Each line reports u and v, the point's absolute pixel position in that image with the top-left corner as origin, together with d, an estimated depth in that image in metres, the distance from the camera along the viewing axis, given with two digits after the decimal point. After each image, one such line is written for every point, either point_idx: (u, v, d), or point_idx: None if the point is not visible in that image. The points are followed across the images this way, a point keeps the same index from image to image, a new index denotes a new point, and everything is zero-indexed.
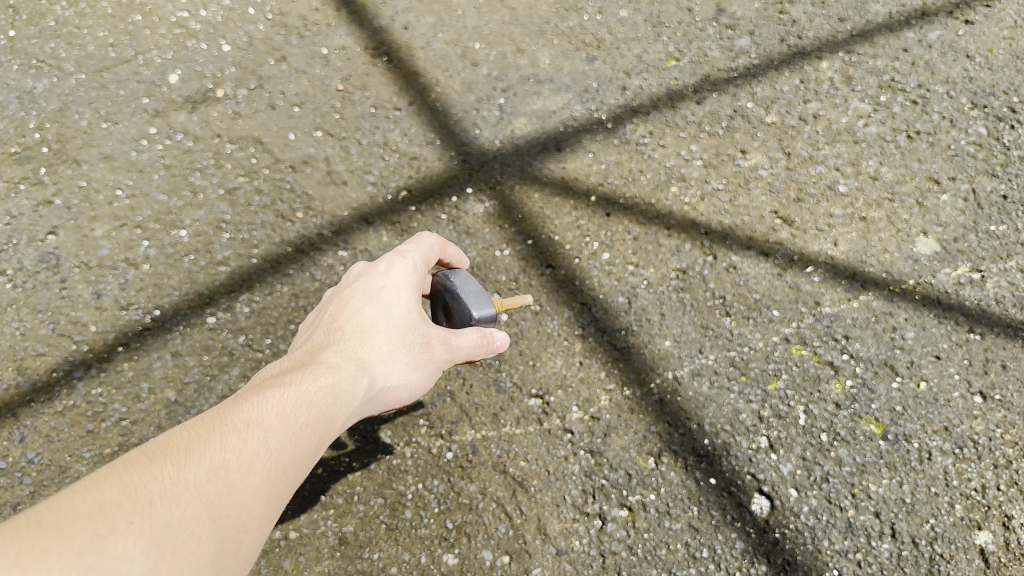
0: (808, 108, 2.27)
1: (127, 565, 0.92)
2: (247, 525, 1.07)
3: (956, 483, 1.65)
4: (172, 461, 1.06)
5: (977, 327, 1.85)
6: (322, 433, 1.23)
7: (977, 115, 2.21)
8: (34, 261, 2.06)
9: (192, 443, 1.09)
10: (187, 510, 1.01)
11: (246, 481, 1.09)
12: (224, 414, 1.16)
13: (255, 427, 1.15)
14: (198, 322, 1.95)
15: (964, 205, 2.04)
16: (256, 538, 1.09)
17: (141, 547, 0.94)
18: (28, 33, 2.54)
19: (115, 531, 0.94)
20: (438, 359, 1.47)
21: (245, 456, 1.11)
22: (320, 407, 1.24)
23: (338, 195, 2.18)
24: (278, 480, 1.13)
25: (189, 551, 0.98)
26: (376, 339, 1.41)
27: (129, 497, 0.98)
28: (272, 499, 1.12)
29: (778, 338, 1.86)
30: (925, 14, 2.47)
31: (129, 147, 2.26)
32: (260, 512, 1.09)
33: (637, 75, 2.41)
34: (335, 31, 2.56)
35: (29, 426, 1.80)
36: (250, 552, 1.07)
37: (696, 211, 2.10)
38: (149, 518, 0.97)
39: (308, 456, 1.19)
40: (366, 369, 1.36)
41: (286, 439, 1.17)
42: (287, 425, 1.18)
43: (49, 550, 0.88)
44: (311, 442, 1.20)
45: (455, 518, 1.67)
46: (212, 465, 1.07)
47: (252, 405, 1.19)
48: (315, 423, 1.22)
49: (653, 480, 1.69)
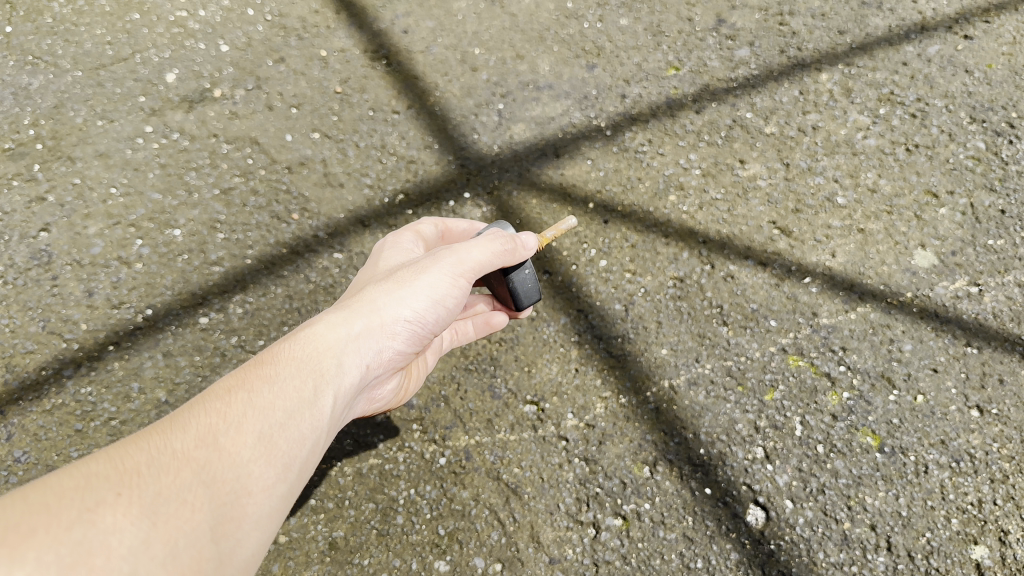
0: (807, 119, 2.28)
1: (117, 537, 0.97)
2: (246, 486, 1.12)
3: (952, 497, 1.64)
4: (160, 434, 1.12)
5: (974, 341, 1.84)
6: (314, 378, 1.28)
7: (976, 130, 2.21)
8: (26, 258, 2.03)
9: (178, 414, 1.16)
10: (176, 477, 1.06)
11: (236, 442, 1.15)
12: (212, 387, 1.23)
13: (240, 389, 1.22)
14: (191, 322, 1.93)
15: (962, 218, 2.04)
16: (260, 499, 1.14)
17: (131, 519, 1.00)
18: (25, 29, 2.52)
19: (103, 503, 0.99)
20: (430, 275, 1.47)
21: (231, 419, 1.17)
22: (304, 355, 1.30)
23: (335, 197, 2.17)
24: (272, 435, 1.18)
25: (183, 516, 1.04)
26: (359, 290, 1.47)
27: (117, 471, 1.04)
28: (269, 457, 1.17)
29: (775, 348, 1.86)
30: (924, 28, 2.47)
31: (124, 146, 2.24)
32: (256, 471, 1.15)
33: (636, 83, 2.41)
34: (335, 33, 2.55)
35: (16, 424, 1.78)
36: (254, 515, 1.13)
37: (694, 220, 2.09)
38: (137, 488, 1.03)
39: (302, 405, 1.24)
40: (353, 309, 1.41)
41: (272, 393, 1.23)
42: (272, 381, 1.24)
43: (37, 528, 0.93)
44: (303, 387, 1.26)
45: (447, 525, 1.65)
46: (198, 432, 1.13)
47: (238, 373, 1.26)
48: (302, 371, 1.28)
49: (648, 490, 1.68)
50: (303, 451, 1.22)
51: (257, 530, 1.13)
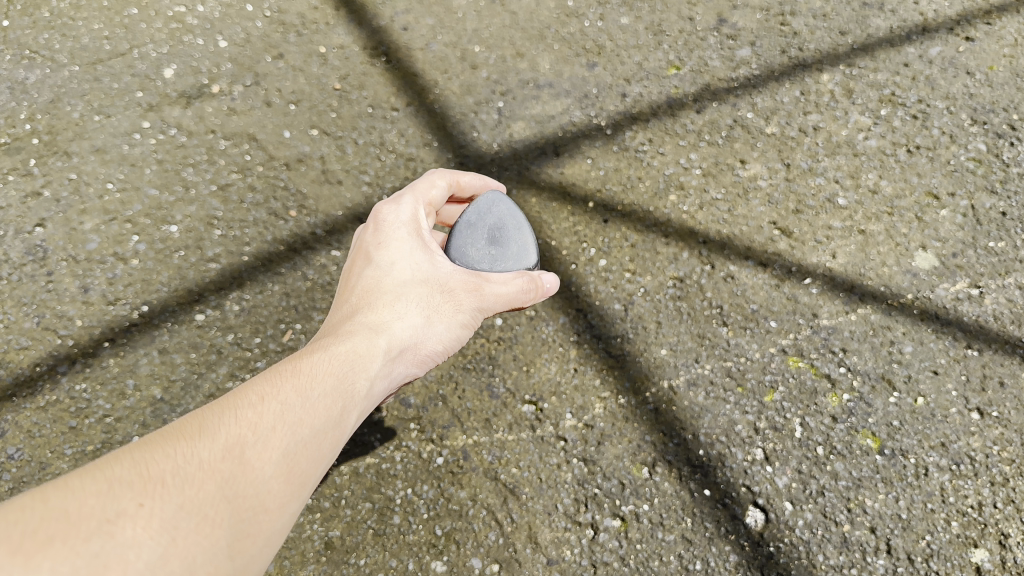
0: (808, 119, 2.27)
1: (135, 551, 0.93)
2: (265, 503, 1.07)
3: (952, 500, 1.63)
4: (186, 441, 1.07)
5: (975, 343, 1.84)
6: (345, 398, 1.25)
7: (977, 132, 2.20)
8: (21, 253, 2.02)
9: (206, 420, 1.11)
10: (199, 489, 1.02)
11: (262, 457, 1.10)
12: (240, 391, 1.18)
13: (271, 398, 1.17)
14: (186, 319, 1.92)
15: (963, 220, 2.03)
16: (278, 519, 1.09)
17: (151, 534, 0.95)
18: (22, 23, 2.51)
19: (123, 514, 0.95)
20: (465, 309, 1.49)
21: (261, 432, 1.12)
22: (339, 373, 1.27)
23: (334, 194, 2.15)
24: (298, 454, 1.14)
25: (203, 534, 0.99)
26: (393, 300, 1.43)
27: (141, 478, 0.99)
28: (293, 476, 1.12)
29: (775, 349, 1.85)
30: (925, 30, 2.46)
31: (121, 141, 2.23)
32: (279, 488, 1.10)
33: (637, 82, 2.39)
34: (334, 30, 2.53)
35: (10, 421, 1.76)
36: (270, 532, 1.08)
37: (694, 220, 2.08)
38: (159, 500, 0.98)
39: (329, 424, 1.20)
40: (388, 327, 1.39)
41: (303, 409, 1.18)
42: (304, 395, 1.20)
43: (54, 537, 0.89)
44: (333, 406, 1.23)
45: (445, 525, 1.63)
46: (226, 442, 1.08)
47: (268, 379, 1.21)
48: (335, 390, 1.25)
49: (647, 490, 1.66)
50: (323, 470, 1.19)
51: (270, 546, 1.09)
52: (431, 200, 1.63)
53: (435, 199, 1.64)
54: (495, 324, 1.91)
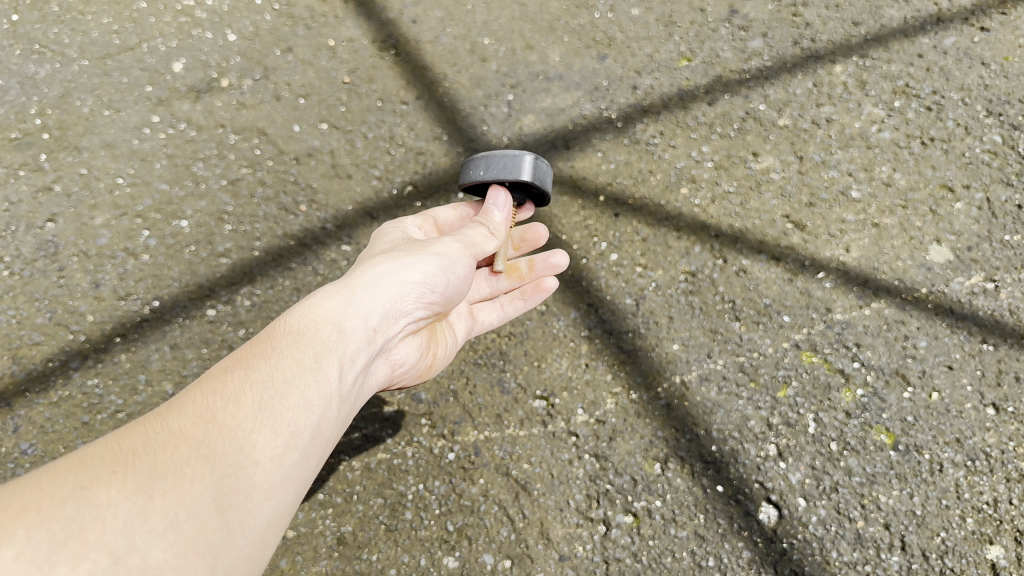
0: (821, 111, 2.24)
1: (113, 511, 0.99)
2: (251, 457, 1.14)
3: (967, 496, 1.62)
4: (157, 419, 1.15)
5: (990, 338, 1.82)
6: (312, 347, 1.33)
7: (992, 124, 2.18)
8: (32, 248, 2.02)
9: (177, 400, 1.20)
10: (173, 452, 1.09)
11: (235, 416, 1.17)
12: (211, 371, 1.28)
13: (237, 367, 1.26)
14: (197, 314, 1.92)
15: (978, 213, 2.01)
16: (269, 469, 1.15)
17: (126, 494, 1.01)
18: (31, 18, 2.50)
19: (97, 482, 1.01)
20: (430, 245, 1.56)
21: (229, 396, 1.20)
22: (306, 329, 1.35)
23: (343, 188, 2.15)
24: (272, 404, 1.21)
25: (182, 486, 1.05)
26: (358, 268, 1.53)
27: (113, 453, 1.07)
28: (274, 426, 1.19)
29: (788, 344, 1.83)
30: (940, 20, 2.43)
31: (131, 136, 2.23)
32: (259, 439, 1.16)
33: (648, 74, 2.38)
34: (343, 23, 2.52)
35: (23, 417, 1.77)
36: (266, 485, 1.14)
37: (706, 214, 2.07)
38: (131, 467, 1.05)
39: (300, 372, 1.28)
40: (352, 282, 1.48)
41: (269, 366, 1.27)
42: (269, 357, 1.29)
43: (27, 507, 0.95)
44: (302, 355, 1.30)
45: (456, 521, 1.63)
46: (196, 412, 1.16)
47: (237, 357, 1.31)
48: (303, 343, 1.33)
49: (659, 487, 1.66)
50: (309, 417, 1.24)
51: (270, 499, 1.14)
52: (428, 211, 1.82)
53: (438, 213, 1.83)
54: (506, 319, 1.90)
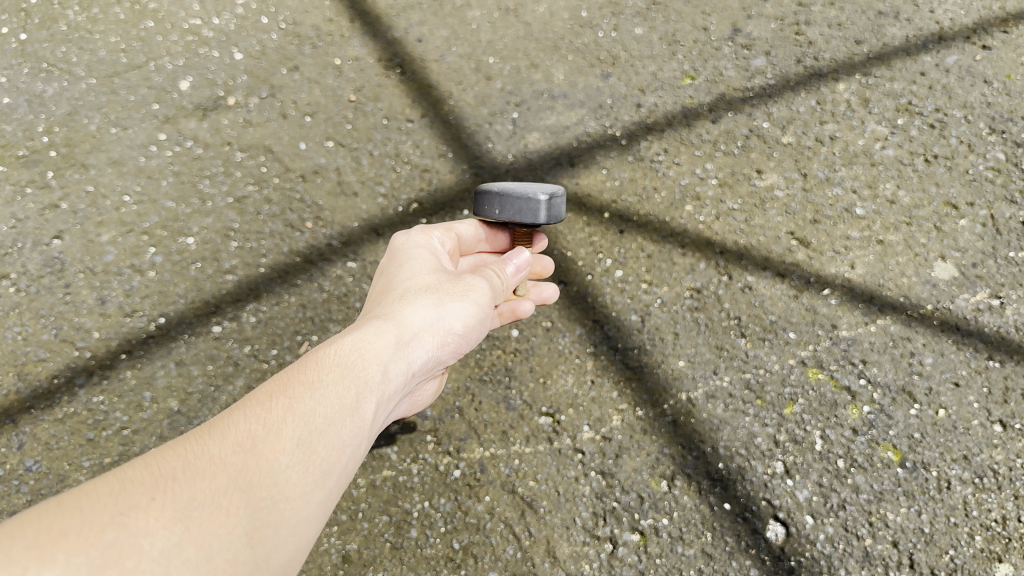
0: (824, 129, 2.26)
1: (149, 540, 0.99)
2: (284, 492, 1.13)
3: (975, 514, 1.61)
4: (197, 440, 1.14)
5: (996, 354, 1.81)
6: (356, 385, 1.31)
7: (995, 141, 2.19)
8: (38, 265, 2.03)
9: (219, 420, 1.18)
10: (212, 481, 1.07)
11: (274, 447, 1.16)
12: (252, 393, 1.25)
13: (281, 394, 1.24)
14: (203, 331, 1.92)
15: (983, 230, 2.02)
16: (298, 505, 1.14)
17: (164, 523, 1.01)
18: (39, 36, 2.52)
19: (135, 508, 1.01)
20: (476, 289, 1.56)
21: (270, 425, 1.18)
22: (350, 365, 1.33)
23: (349, 206, 2.16)
24: (311, 441, 1.19)
25: (217, 520, 1.04)
26: (402, 297, 1.51)
27: (152, 477, 1.06)
28: (310, 463, 1.18)
29: (794, 360, 1.83)
30: (942, 38, 2.45)
31: (138, 153, 2.24)
32: (294, 476, 1.15)
33: (651, 92, 2.39)
34: (349, 42, 2.54)
35: (28, 433, 1.76)
36: (293, 519, 1.13)
37: (710, 230, 2.07)
38: (170, 493, 1.04)
39: (342, 412, 1.26)
40: (395, 316, 1.46)
41: (314, 400, 1.24)
42: (314, 388, 1.26)
43: (68, 531, 0.95)
44: (345, 394, 1.28)
45: (462, 538, 1.63)
46: (237, 438, 1.15)
47: (280, 381, 1.28)
48: (346, 380, 1.30)
49: (666, 504, 1.65)
50: (341, 457, 1.23)
51: (296, 536, 1.13)
52: (451, 227, 1.77)
53: (460, 230, 1.78)
54: (511, 336, 1.90)
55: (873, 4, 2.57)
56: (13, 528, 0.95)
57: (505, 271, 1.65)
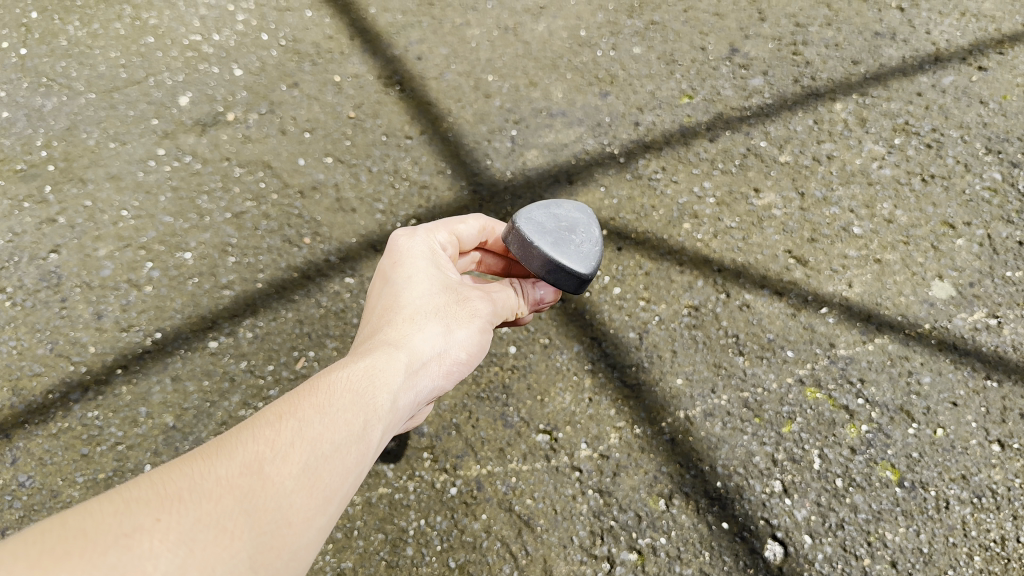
0: (821, 148, 2.26)
1: (153, 563, 0.97)
2: (288, 518, 1.12)
3: (974, 534, 1.60)
4: (204, 459, 1.12)
5: (994, 374, 1.81)
6: (365, 411, 1.30)
7: (992, 161, 2.20)
8: (35, 279, 2.02)
9: (226, 440, 1.16)
10: (217, 504, 1.06)
11: (281, 472, 1.14)
12: (261, 412, 1.23)
13: (290, 416, 1.22)
14: (199, 346, 1.91)
15: (980, 249, 2.02)
16: (302, 531, 1.13)
17: (168, 546, 1.00)
18: (39, 51, 2.53)
19: (140, 529, 1.00)
20: (481, 313, 1.56)
21: (279, 448, 1.17)
22: (359, 390, 1.32)
23: (348, 221, 2.16)
24: (318, 467, 1.18)
25: (221, 544, 1.03)
26: (412, 319, 1.49)
27: (157, 496, 1.04)
28: (316, 490, 1.16)
29: (792, 379, 1.83)
30: (938, 59, 2.47)
31: (136, 168, 2.24)
32: (299, 502, 1.14)
33: (649, 111, 2.40)
34: (348, 59, 2.55)
35: (21, 448, 1.75)
36: (295, 546, 1.12)
37: (708, 248, 2.07)
38: (176, 514, 1.03)
39: (350, 438, 1.24)
40: (404, 341, 1.44)
41: (322, 425, 1.23)
42: (323, 412, 1.25)
43: (71, 552, 0.94)
44: (354, 420, 1.27)
45: (458, 557, 1.62)
46: (244, 460, 1.13)
47: (288, 401, 1.26)
48: (355, 405, 1.29)
49: (664, 523, 1.64)
50: (346, 484, 1.22)
51: (297, 562, 1.12)
52: (454, 228, 1.70)
53: (463, 231, 1.71)
54: (508, 352, 1.90)
55: (870, 25, 2.59)
56: (15, 545, 0.93)
57: (532, 293, 1.73)
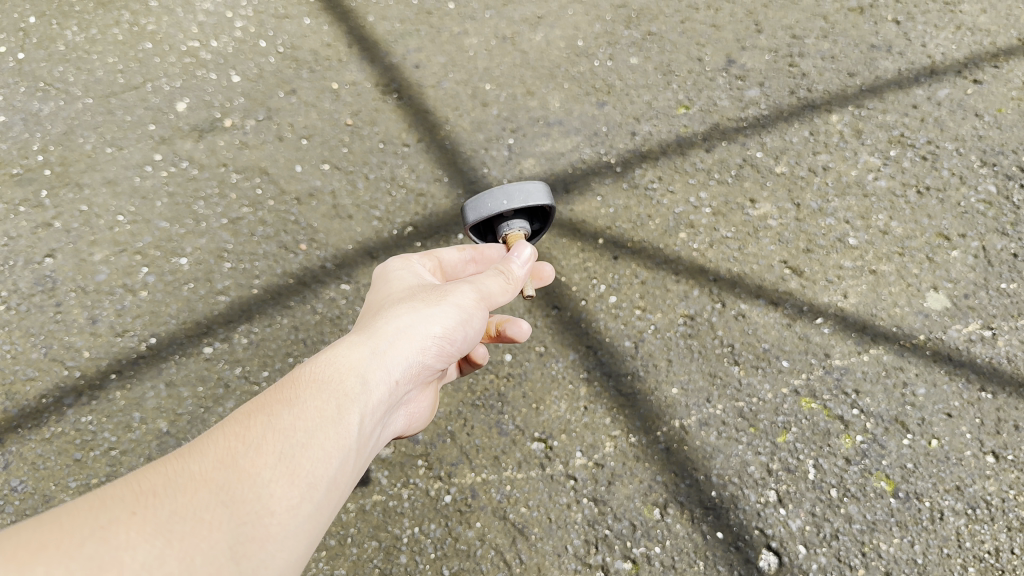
0: (817, 159, 2.27)
1: (130, 553, 0.99)
2: (267, 507, 1.11)
3: (969, 545, 1.60)
4: (179, 458, 1.13)
5: (988, 386, 1.82)
6: (336, 397, 1.28)
7: (987, 173, 2.21)
8: (30, 284, 2.02)
9: (201, 439, 1.17)
10: (193, 496, 1.07)
11: (256, 462, 1.14)
12: (235, 413, 1.23)
13: (261, 412, 1.22)
14: (194, 352, 1.91)
15: (975, 261, 2.03)
16: (286, 520, 1.12)
17: (145, 537, 1.01)
18: (37, 56, 2.53)
19: (116, 523, 1.01)
20: (457, 293, 1.51)
21: (250, 441, 1.17)
22: (329, 379, 1.30)
23: (344, 228, 2.16)
24: (292, 454, 1.17)
25: (199, 534, 1.03)
26: (383, 313, 1.48)
27: (133, 492, 1.06)
28: (294, 477, 1.15)
29: (788, 389, 1.83)
30: (933, 72, 2.48)
31: (132, 173, 2.24)
32: (278, 490, 1.13)
33: (646, 121, 2.41)
34: (346, 67, 2.55)
35: (14, 453, 1.75)
36: (281, 535, 1.11)
37: (704, 258, 2.08)
38: (151, 508, 1.04)
39: (322, 424, 1.23)
40: (375, 330, 1.43)
41: (292, 415, 1.22)
42: (292, 403, 1.24)
43: (48, 545, 0.97)
44: (325, 405, 1.25)
45: (452, 565, 1.61)
46: (216, 454, 1.14)
47: (261, 399, 1.26)
48: (326, 394, 1.27)
49: (659, 532, 1.64)
50: (328, 470, 1.20)
51: (283, 551, 1.11)
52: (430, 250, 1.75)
53: (443, 253, 1.75)
54: (504, 360, 1.90)
55: (866, 38, 2.60)
56: None
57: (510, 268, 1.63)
